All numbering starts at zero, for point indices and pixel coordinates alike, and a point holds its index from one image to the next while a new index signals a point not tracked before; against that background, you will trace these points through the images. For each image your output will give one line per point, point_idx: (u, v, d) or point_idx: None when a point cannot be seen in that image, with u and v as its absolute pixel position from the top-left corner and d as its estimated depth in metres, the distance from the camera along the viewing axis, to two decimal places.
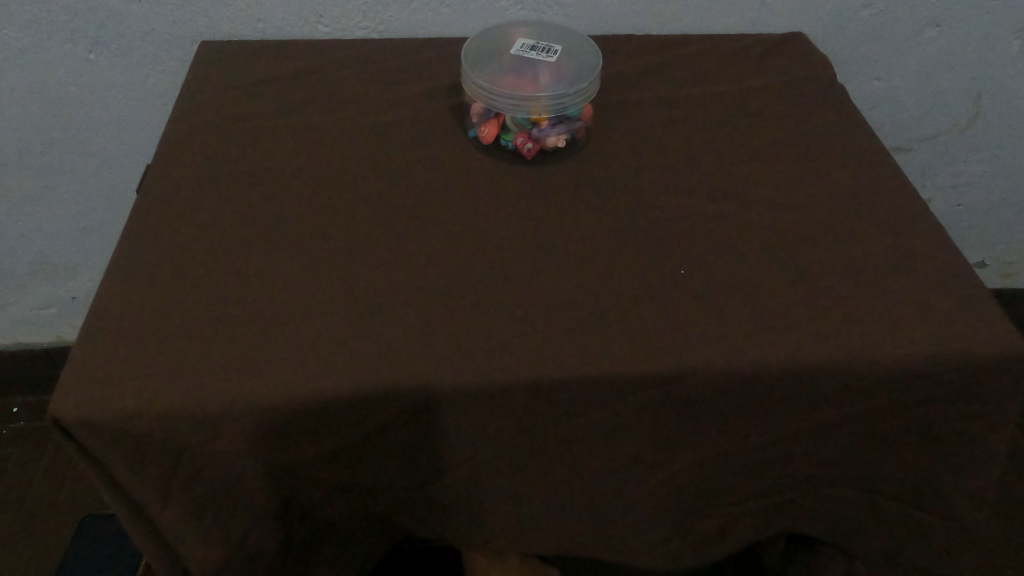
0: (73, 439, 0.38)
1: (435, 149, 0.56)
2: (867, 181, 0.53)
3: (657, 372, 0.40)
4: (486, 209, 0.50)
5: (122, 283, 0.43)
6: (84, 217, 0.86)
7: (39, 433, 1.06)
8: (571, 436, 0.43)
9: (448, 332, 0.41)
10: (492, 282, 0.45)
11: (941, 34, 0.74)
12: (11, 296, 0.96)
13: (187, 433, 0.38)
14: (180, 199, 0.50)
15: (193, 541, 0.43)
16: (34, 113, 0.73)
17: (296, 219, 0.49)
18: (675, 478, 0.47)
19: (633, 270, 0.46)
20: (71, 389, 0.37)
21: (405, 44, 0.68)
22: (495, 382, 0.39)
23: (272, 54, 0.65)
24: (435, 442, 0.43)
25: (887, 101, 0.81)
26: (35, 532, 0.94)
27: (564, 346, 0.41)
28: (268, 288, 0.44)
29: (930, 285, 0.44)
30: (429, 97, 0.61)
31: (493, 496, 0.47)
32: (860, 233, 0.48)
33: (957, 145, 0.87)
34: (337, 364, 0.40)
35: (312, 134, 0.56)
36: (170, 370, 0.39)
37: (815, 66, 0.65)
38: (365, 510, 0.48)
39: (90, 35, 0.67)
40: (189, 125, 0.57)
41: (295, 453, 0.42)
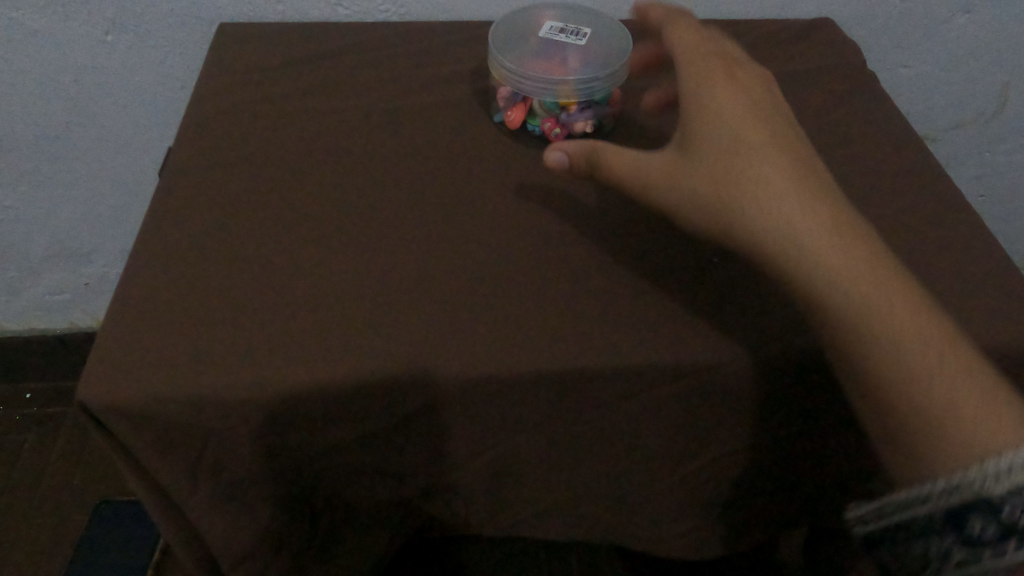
0: (100, 424, 0.37)
1: (460, 133, 0.55)
2: (901, 168, 0.52)
3: (689, 361, 0.39)
4: (511, 195, 0.50)
5: (146, 267, 0.43)
6: (99, 203, 0.85)
7: (52, 420, 1.06)
8: (599, 424, 0.43)
9: (479, 320, 0.41)
10: (521, 268, 0.44)
11: (971, 21, 0.73)
12: (23, 282, 0.95)
13: (215, 420, 0.38)
14: (202, 182, 0.49)
15: (219, 525, 0.42)
16: (48, 97, 0.72)
17: (321, 203, 0.48)
18: (700, 464, 0.47)
19: (665, 258, 0.45)
20: (98, 375, 0.37)
21: (427, 26, 0.67)
22: (527, 370, 0.39)
23: (291, 37, 0.64)
24: (462, 430, 0.42)
25: (913, 89, 0.79)
26: (50, 517, 0.94)
27: (596, 334, 0.40)
28: (296, 273, 0.43)
29: (968, 277, 0.44)
30: (452, 81, 0.60)
31: (516, 483, 0.47)
32: (896, 222, 0.47)
33: (983, 134, 0.86)
34: (366, 352, 0.39)
35: (336, 117, 0.55)
36: (198, 357, 0.38)
37: (845, 53, 0.64)
38: (388, 496, 0.49)
39: (108, 17, 0.66)
40: (211, 108, 0.56)
41: (321, 439, 0.41)
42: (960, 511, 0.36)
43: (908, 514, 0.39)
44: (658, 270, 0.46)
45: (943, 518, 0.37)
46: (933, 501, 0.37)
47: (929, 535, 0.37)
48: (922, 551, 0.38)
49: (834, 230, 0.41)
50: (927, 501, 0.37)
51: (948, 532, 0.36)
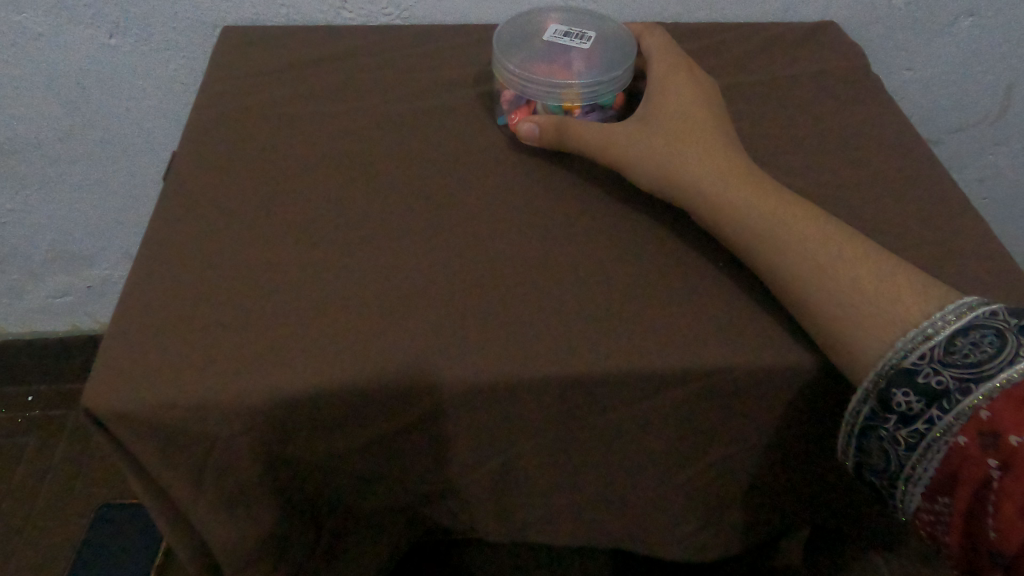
0: (105, 428, 0.37)
1: (464, 137, 0.55)
2: (906, 172, 0.52)
3: (696, 365, 0.39)
4: (515, 199, 0.49)
5: (151, 271, 0.43)
6: (101, 205, 0.85)
7: (55, 422, 1.06)
8: (604, 428, 0.43)
9: (485, 324, 0.41)
10: (526, 272, 0.44)
11: (974, 24, 0.73)
12: (26, 284, 0.95)
13: (220, 425, 0.38)
14: (206, 186, 0.49)
15: (223, 530, 0.42)
16: (51, 99, 0.72)
17: (325, 207, 0.48)
18: (704, 468, 0.46)
19: (670, 262, 0.45)
20: (103, 380, 0.37)
21: (431, 30, 0.67)
22: (532, 374, 0.39)
23: (295, 40, 0.64)
24: (467, 434, 0.42)
25: (916, 92, 0.79)
26: (52, 520, 0.94)
27: (602, 338, 0.40)
28: (301, 277, 0.43)
29: (974, 281, 0.43)
30: (456, 84, 0.60)
31: (520, 487, 0.47)
32: (901, 225, 0.47)
33: (986, 137, 0.85)
34: (371, 356, 0.39)
35: (340, 121, 0.55)
36: (203, 362, 0.38)
37: (848, 56, 0.64)
38: (392, 500, 0.48)
39: (112, 20, 0.66)
40: (214, 111, 0.56)
41: (326, 444, 0.41)
42: (890, 382, 0.36)
43: (858, 429, 0.38)
44: (661, 271, 0.47)
45: (884, 408, 0.37)
46: (869, 394, 0.37)
47: (874, 425, 0.37)
48: (875, 447, 0.38)
49: (840, 238, 0.41)
50: (866, 398, 0.37)
51: (887, 416, 0.36)
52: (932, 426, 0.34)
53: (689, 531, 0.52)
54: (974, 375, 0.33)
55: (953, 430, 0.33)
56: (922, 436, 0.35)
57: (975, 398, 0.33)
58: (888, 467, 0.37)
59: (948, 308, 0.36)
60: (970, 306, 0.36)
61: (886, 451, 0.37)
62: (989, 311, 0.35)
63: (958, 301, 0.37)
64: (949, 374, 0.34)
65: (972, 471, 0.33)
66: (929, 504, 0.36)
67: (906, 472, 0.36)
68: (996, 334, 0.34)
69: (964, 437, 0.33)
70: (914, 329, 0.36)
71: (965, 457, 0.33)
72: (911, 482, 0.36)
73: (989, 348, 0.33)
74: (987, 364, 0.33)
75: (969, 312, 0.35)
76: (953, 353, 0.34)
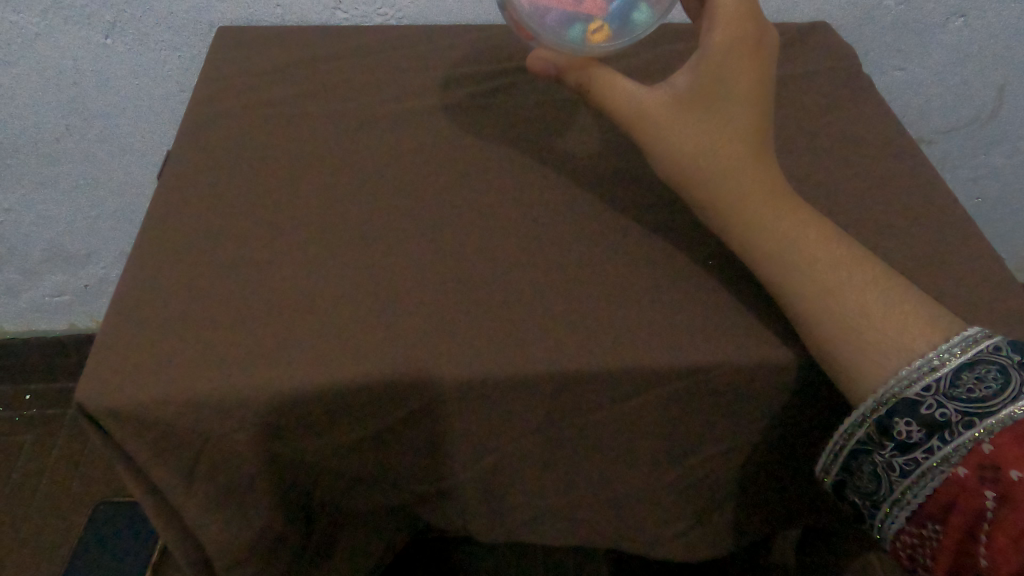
0: (97, 425, 0.37)
1: (457, 136, 0.55)
2: (896, 171, 0.52)
3: (685, 363, 0.39)
4: (506, 199, 0.50)
5: (145, 269, 0.43)
6: (98, 205, 0.86)
7: (52, 421, 1.06)
8: (594, 425, 0.43)
9: (475, 322, 0.41)
10: (518, 271, 0.44)
11: (966, 25, 0.73)
12: (23, 284, 0.96)
13: (212, 422, 0.38)
14: (200, 184, 0.49)
15: (217, 526, 0.43)
16: (47, 99, 0.72)
17: (318, 206, 0.48)
18: (694, 464, 0.47)
19: (660, 260, 0.45)
20: (96, 378, 0.37)
21: (425, 30, 0.67)
22: (522, 372, 0.39)
23: (289, 40, 0.64)
24: (459, 432, 0.43)
25: (909, 92, 0.80)
26: (49, 518, 0.94)
27: (592, 336, 0.40)
28: (293, 275, 0.43)
29: (962, 278, 0.44)
30: (449, 84, 0.60)
31: (512, 483, 0.48)
32: (890, 224, 0.48)
33: (978, 137, 0.86)
34: (362, 353, 0.39)
35: (334, 121, 0.56)
36: (194, 359, 0.38)
37: (840, 56, 0.64)
38: (384, 497, 0.49)
39: (107, 21, 0.66)
40: (209, 111, 0.56)
41: (318, 441, 0.42)
42: (892, 411, 0.36)
43: (848, 451, 0.39)
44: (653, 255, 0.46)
45: (881, 434, 0.37)
46: (867, 419, 0.37)
47: (868, 450, 0.38)
48: (865, 470, 0.38)
49: (817, 233, 0.41)
50: (862, 423, 0.38)
51: (884, 443, 0.37)
52: (931, 456, 0.35)
53: (680, 529, 0.52)
54: (978, 410, 0.34)
55: (953, 461, 0.34)
56: (919, 464, 0.36)
57: (979, 432, 0.34)
58: (877, 490, 0.38)
59: (954, 339, 0.36)
60: (975, 338, 0.36)
61: (878, 476, 0.38)
62: (992, 345, 0.35)
63: (962, 332, 0.37)
64: (953, 407, 0.35)
65: (969, 502, 0.34)
66: (915, 528, 0.37)
67: (896, 496, 0.37)
68: (1000, 370, 0.34)
69: (965, 469, 0.34)
70: (920, 359, 0.36)
71: (963, 488, 0.34)
72: (898, 506, 0.37)
73: (993, 385, 0.34)
74: (993, 400, 0.34)
75: (973, 344, 0.36)
76: (958, 387, 0.35)
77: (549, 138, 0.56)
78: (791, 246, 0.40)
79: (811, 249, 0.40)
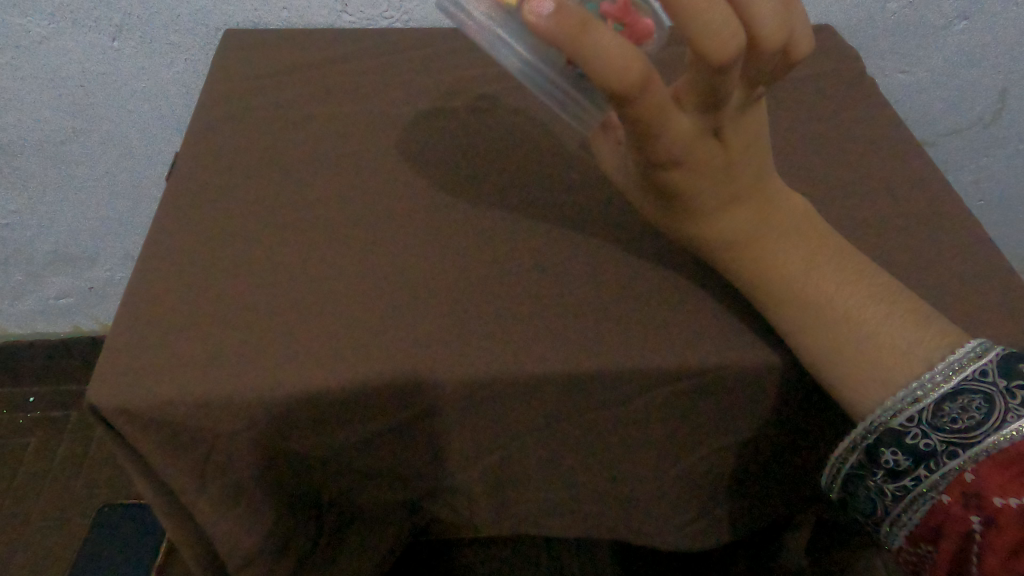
0: (108, 425, 0.38)
1: (464, 137, 0.56)
2: (900, 173, 0.52)
3: (694, 363, 0.40)
4: (513, 199, 0.50)
5: (155, 270, 0.43)
6: (104, 207, 0.86)
7: (55, 423, 1.06)
8: (601, 426, 0.43)
9: (483, 322, 0.41)
10: (525, 272, 0.45)
11: (968, 28, 0.73)
12: (28, 285, 0.96)
13: (222, 423, 0.38)
14: (208, 186, 0.49)
15: (226, 526, 0.43)
16: (54, 101, 0.72)
17: (327, 207, 0.48)
18: (700, 464, 0.47)
19: (666, 261, 0.46)
20: (107, 378, 0.37)
21: (431, 33, 0.67)
22: (531, 373, 0.39)
23: (296, 43, 0.65)
24: (467, 432, 0.43)
25: (912, 95, 0.80)
26: (54, 520, 0.94)
27: (600, 336, 0.41)
28: (302, 276, 0.43)
29: (966, 278, 0.44)
30: (455, 86, 0.61)
31: (519, 482, 0.48)
32: (895, 225, 0.48)
33: (980, 140, 0.86)
34: (372, 355, 0.39)
35: (341, 123, 0.56)
36: (204, 360, 0.38)
37: (844, 59, 0.64)
38: (391, 496, 0.49)
39: (115, 23, 0.66)
40: (217, 113, 0.56)
41: (326, 442, 0.42)
42: (879, 440, 0.36)
43: (844, 474, 0.39)
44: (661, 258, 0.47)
45: (870, 462, 0.37)
46: (857, 446, 0.38)
47: (861, 474, 0.38)
48: (861, 493, 0.39)
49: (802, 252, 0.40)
50: (854, 449, 0.38)
51: (874, 469, 0.37)
52: (920, 483, 0.35)
53: (686, 526, 0.53)
54: (960, 440, 0.34)
55: (939, 488, 0.35)
56: (910, 491, 0.36)
57: (962, 461, 0.34)
58: (874, 512, 0.38)
59: (939, 365, 0.36)
60: (961, 362, 0.35)
61: (872, 500, 0.38)
62: (979, 368, 0.35)
63: (951, 354, 0.36)
64: (937, 437, 0.35)
65: (955, 528, 0.34)
66: (912, 548, 0.37)
67: (892, 518, 0.37)
68: (984, 399, 0.34)
69: (948, 497, 0.34)
70: (903, 390, 0.36)
71: (949, 514, 0.34)
72: (895, 527, 0.37)
73: (976, 413, 0.34)
74: (975, 430, 0.34)
75: (960, 370, 0.35)
76: (941, 417, 0.35)
77: (555, 139, 0.56)
78: (779, 263, 0.40)
79: (801, 265, 0.39)
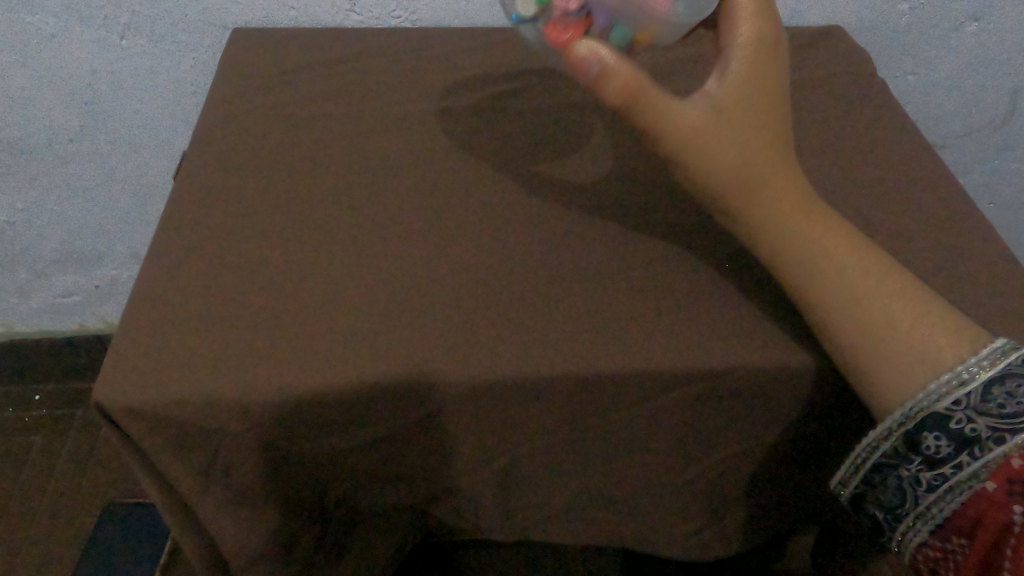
0: (114, 424, 0.37)
1: (472, 137, 0.55)
2: (912, 175, 0.52)
3: (702, 367, 0.39)
4: (521, 199, 0.50)
5: (162, 269, 0.43)
6: (111, 206, 0.86)
7: (61, 421, 1.06)
8: (611, 428, 0.43)
9: (490, 323, 0.41)
10: (533, 273, 0.44)
11: (979, 29, 0.73)
12: (35, 284, 0.96)
13: (227, 422, 0.38)
14: (216, 184, 0.49)
15: (231, 526, 0.43)
16: (62, 100, 0.73)
17: (334, 207, 0.48)
18: (707, 468, 0.47)
19: (675, 263, 0.45)
20: (112, 376, 0.37)
21: (439, 32, 0.67)
22: (538, 375, 0.39)
23: (304, 42, 0.65)
24: (474, 434, 0.42)
25: (922, 96, 0.80)
26: (59, 519, 0.94)
27: (607, 338, 0.40)
28: (308, 276, 0.43)
29: (978, 281, 0.44)
30: (463, 86, 0.61)
31: (525, 485, 0.48)
32: (908, 227, 0.48)
33: (990, 142, 0.85)
34: (381, 354, 0.39)
35: (348, 122, 0.56)
36: (209, 359, 0.38)
37: (854, 60, 0.64)
38: (396, 498, 0.49)
39: (123, 22, 0.66)
40: (224, 112, 0.56)
41: (331, 443, 0.42)
42: (920, 427, 0.36)
43: (871, 464, 0.39)
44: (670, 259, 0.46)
45: (907, 450, 0.37)
46: (894, 433, 0.37)
47: (893, 464, 0.38)
48: (890, 483, 0.39)
49: (832, 240, 0.39)
50: (889, 437, 0.37)
51: (910, 458, 0.37)
52: (959, 471, 0.35)
53: (693, 531, 0.52)
54: (1007, 427, 0.34)
55: (981, 476, 0.35)
56: (947, 479, 0.36)
57: (1008, 448, 0.34)
58: (901, 503, 0.39)
59: (981, 353, 0.35)
60: (1001, 350, 0.35)
61: (903, 489, 0.38)
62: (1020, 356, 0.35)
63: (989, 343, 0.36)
64: (982, 424, 0.35)
65: (997, 517, 0.34)
66: (943, 540, 0.37)
67: (922, 510, 0.38)
68: None
69: (992, 485, 0.34)
70: (948, 373, 0.35)
71: (991, 501, 0.34)
72: (922, 520, 0.38)
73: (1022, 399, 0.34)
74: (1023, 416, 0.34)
75: (1001, 357, 0.35)
76: (987, 404, 0.35)
77: (564, 139, 0.55)
78: (806, 257, 0.38)
79: (827, 258, 0.38)
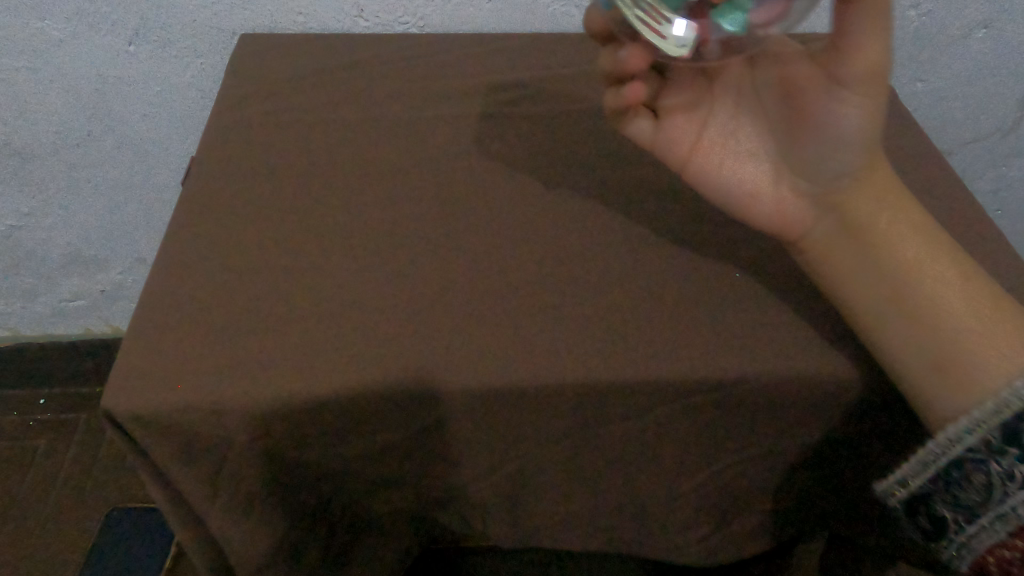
0: (123, 430, 0.37)
1: (480, 144, 0.55)
2: (922, 183, 0.52)
3: (712, 375, 0.39)
4: (531, 206, 0.50)
5: (170, 275, 0.43)
6: (118, 210, 0.86)
7: (64, 425, 1.06)
8: (619, 437, 0.43)
9: (499, 331, 0.41)
10: (542, 281, 0.44)
11: (988, 37, 0.73)
12: (41, 287, 0.96)
13: (236, 429, 0.38)
14: (225, 190, 0.49)
15: (238, 533, 0.43)
16: (70, 104, 0.73)
17: (342, 213, 0.48)
18: (715, 478, 0.46)
19: (685, 271, 0.45)
20: (122, 383, 0.37)
21: (447, 38, 0.67)
22: (547, 383, 0.39)
23: (312, 48, 0.65)
24: (483, 442, 0.42)
25: (929, 103, 0.79)
26: (62, 524, 0.94)
27: (617, 346, 0.40)
28: (316, 284, 0.43)
29: None
30: (471, 93, 0.61)
31: (533, 493, 0.47)
32: None
33: (996, 151, 0.85)
34: (390, 361, 0.39)
35: (356, 129, 0.56)
36: (218, 366, 0.38)
37: None
38: (403, 506, 0.49)
39: (132, 27, 0.67)
40: (232, 118, 0.56)
41: (339, 451, 0.41)
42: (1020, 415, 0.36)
43: (955, 460, 0.38)
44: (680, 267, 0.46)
45: (994, 445, 0.37)
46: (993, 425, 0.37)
47: (982, 459, 0.37)
48: (974, 480, 0.37)
49: (911, 222, 0.42)
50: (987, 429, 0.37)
51: (1005, 451, 0.36)
52: None
53: (701, 541, 0.52)
54: None
55: None
56: None
57: None
58: (981, 502, 0.37)
59: None
60: None
61: (989, 486, 0.37)
62: None
63: None
64: None
65: None
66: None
67: (1003, 509, 0.37)
68: None
69: None
70: None
71: None
72: (1003, 521, 0.37)
73: None
74: None
75: None
76: None
77: (574, 146, 0.55)
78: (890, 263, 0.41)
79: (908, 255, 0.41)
